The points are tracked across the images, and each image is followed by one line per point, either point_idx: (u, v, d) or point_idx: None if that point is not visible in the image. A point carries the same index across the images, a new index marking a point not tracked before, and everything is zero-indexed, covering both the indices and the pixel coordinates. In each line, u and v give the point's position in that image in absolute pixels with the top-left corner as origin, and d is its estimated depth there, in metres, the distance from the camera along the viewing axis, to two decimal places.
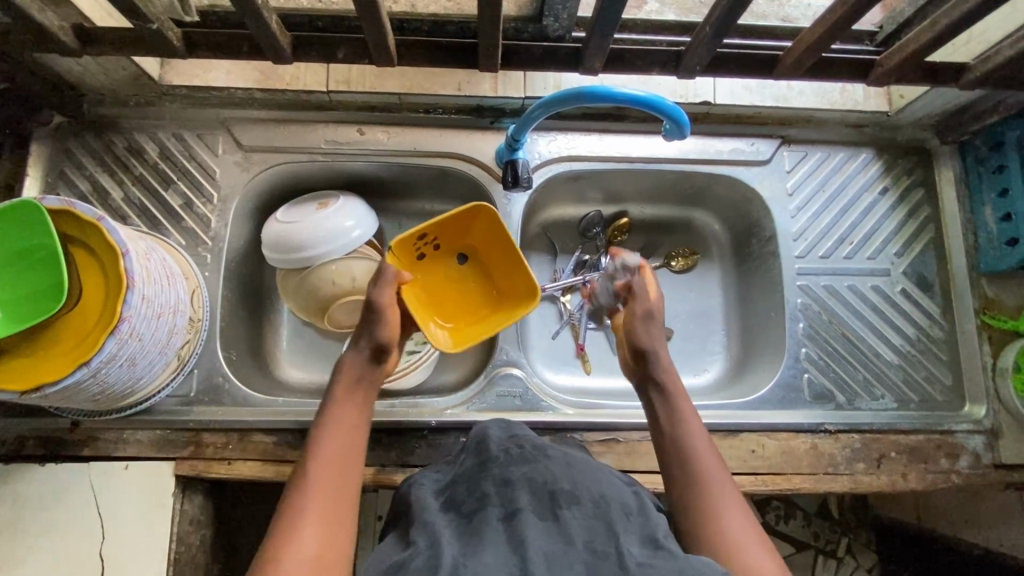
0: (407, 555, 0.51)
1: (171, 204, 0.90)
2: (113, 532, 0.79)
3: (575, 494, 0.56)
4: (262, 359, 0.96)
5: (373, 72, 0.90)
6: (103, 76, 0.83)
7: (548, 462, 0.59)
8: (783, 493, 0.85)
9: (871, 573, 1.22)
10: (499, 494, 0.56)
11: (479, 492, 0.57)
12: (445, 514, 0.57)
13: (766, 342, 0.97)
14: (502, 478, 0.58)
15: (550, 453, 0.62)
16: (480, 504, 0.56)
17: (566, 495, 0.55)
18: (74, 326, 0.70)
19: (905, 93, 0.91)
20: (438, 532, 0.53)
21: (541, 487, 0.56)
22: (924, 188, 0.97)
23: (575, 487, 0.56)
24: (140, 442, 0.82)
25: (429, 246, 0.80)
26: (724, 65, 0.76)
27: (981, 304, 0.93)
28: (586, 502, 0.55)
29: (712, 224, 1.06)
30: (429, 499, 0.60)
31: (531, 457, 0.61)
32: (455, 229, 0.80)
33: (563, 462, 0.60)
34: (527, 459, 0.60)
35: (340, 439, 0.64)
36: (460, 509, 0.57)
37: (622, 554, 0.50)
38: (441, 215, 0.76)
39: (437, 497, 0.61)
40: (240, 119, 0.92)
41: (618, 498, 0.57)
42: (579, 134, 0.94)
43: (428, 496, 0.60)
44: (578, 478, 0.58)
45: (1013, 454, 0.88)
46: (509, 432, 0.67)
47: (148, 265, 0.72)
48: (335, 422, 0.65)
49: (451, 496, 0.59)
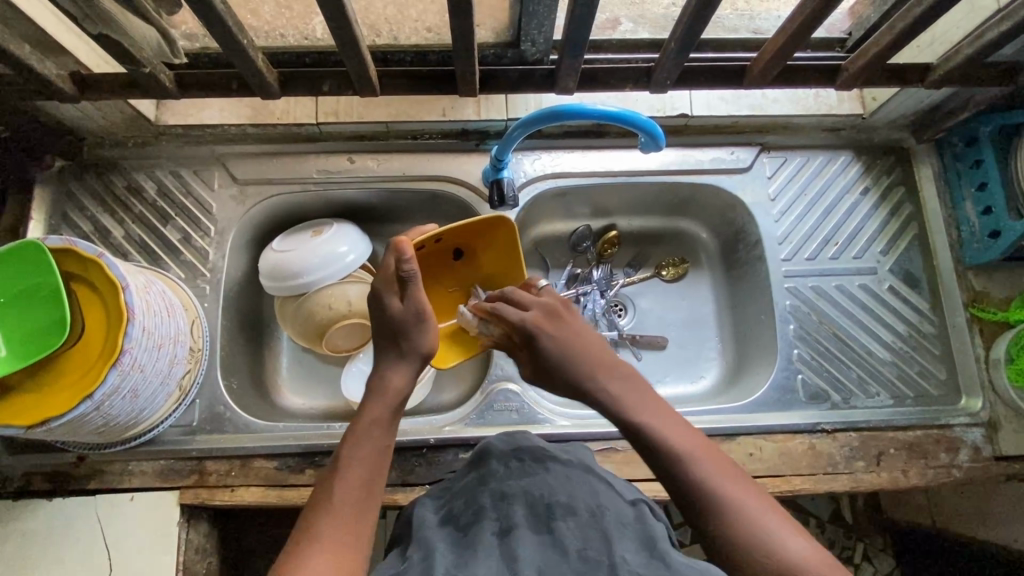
0: (403, 571, 0.52)
1: (170, 239, 0.93)
2: (121, 562, 0.80)
3: (571, 505, 0.56)
4: (265, 386, 0.98)
5: (360, 103, 0.93)
6: (101, 120, 0.87)
7: (547, 476, 0.61)
8: (783, 496, 0.85)
9: None
10: (495, 508, 0.57)
11: (476, 505, 0.58)
12: (443, 528, 0.57)
13: (759, 345, 0.98)
14: (499, 492, 0.59)
15: (549, 465, 0.63)
16: (475, 517, 0.57)
17: (562, 507, 0.56)
18: (77, 360, 0.72)
19: (877, 96, 0.94)
20: (433, 546, 0.54)
21: (538, 500, 0.57)
22: (904, 186, 0.98)
23: (571, 499, 0.57)
24: (145, 473, 0.83)
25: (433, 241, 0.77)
26: (695, 78, 0.79)
27: (970, 297, 0.94)
28: (581, 511, 0.55)
29: (699, 232, 1.09)
30: (428, 516, 0.60)
31: (531, 470, 0.62)
32: (469, 233, 0.78)
33: (562, 477, 0.61)
34: (526, 473, 0.62)
35: (369, 463, 0.63)
36: (458, 522, 0.58)
37: (614, 564, 0.50)
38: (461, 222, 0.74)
39: (436, 513, 0.61)
40: (234, 154, 0.95)
41: (615, 509, 0.57)
42: (563, 152, 0.97)
43: (427, 512, 0.61)
44: (574, 491, 0.58)
45: (1012, 445, 0.88)
46: (512, 444, 0.69)
47: (147, 297, 0.75)
48: (367, 443, 0.64)
49: (449, 512, 0.60)
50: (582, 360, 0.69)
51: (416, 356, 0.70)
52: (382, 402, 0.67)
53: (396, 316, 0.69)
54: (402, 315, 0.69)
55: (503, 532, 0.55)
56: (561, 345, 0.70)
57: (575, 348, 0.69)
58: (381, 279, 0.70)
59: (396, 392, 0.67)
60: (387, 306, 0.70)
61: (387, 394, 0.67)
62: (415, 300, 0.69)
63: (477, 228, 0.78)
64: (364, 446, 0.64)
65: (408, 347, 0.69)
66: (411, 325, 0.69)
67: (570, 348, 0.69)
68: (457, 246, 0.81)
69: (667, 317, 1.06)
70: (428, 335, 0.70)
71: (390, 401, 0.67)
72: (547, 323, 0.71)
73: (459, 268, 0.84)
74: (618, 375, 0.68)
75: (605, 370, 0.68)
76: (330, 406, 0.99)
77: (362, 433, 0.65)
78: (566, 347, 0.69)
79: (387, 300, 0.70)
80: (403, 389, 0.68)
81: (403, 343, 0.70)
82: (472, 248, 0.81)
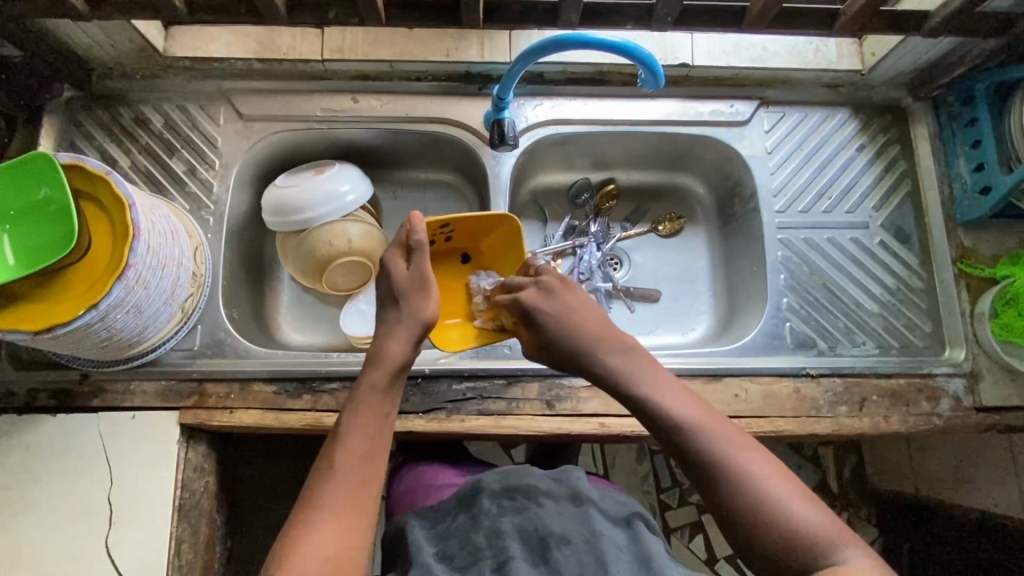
0: None
1: (175, 171, 0.94)
2: (122, 476, 0.82)
3: (565, 536, 0.69)
4: (265, 322, 1.00)
5: (366, 41, 0.94)
6: (111, 48, 0.88)
7: (540, 509, 0.73)
8: (767, 436, 0.87)
9: (872, 545, 1.29)
10: (490, 544, 0.69)
11: (473, 546, 0.70)
12: (441, 566, 0.69)
13: (750, 295, 1.00)
14: (492, 529, 0.70)
15: (540, 501, 0.74)
16: (473, 557, 0.68)
17: (555, 538, 0.68)
18: (83, 274, 0.74)
19: (877, 51, 0.95)
20: None
21: (532, 535, 0.69)
22: (900, 145, 1.00)
23: (563, 530, 0.70)
24: (146, 393, 0.85)
25: (442, 236, 0.83)
26: (695, 18, 0.80)
27: (959, 254, 0.95)
28: (576, 541, 0.68)
29: (697, 188, 1.10)
30: (426, 551, 0.71)
31: (523, 506, 0.74)
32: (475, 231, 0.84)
33: (552, 510, 0.73)
34: (518, 509, 0.73)
35: (369, 433, 0.66)
36: (454, 562, 0.69)
37: None
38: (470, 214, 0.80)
39: (433, 547, 0.73)
40: (240, 90, 0.96)
41: (608, 534, 0.69)
42: (565, 99, 0.98)
43: (423, 544, 0.73)
44: (565, 521, 0.71)
45: (992, 396, 0.90)
46: (501, 479, 0.78)
47: (153, 218, 0.77)
48: (367, 413, 0.67)
49: (443, 547, 0.72)
50: (577, 338, 0.72)
51: (416, 323, 0.73)
52: (381, 371, 0.69)
53: (398, 279, 0.74)
54: (405, 279, 0.74)
55: (500, 566, 0.67)
56: (557, 318, 0.73)
57: (573, 324, 0.73)
58: (392, 251, 0.76)
59: (396, 359, 0.70)
60: (393, 270, 0.75)
61: (385, 363, 0.70)
62: (418, 267, 0.74)
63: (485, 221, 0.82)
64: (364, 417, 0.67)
65: (407, 311, 0.73)
66: (415, 292, 0.74)
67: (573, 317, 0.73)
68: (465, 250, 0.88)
69: (662, 271, 1.08)
70: (433, 303, 0.74)
71: (388, 370, 0.69)
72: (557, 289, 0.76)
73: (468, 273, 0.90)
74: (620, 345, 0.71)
75: (608, 346, 0.71)
76: (329, 342, 1.02)
77: (362, 404, 0.67)
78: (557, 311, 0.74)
79: (392, 265, 0.75)
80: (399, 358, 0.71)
81: (402, 308, 0.73)
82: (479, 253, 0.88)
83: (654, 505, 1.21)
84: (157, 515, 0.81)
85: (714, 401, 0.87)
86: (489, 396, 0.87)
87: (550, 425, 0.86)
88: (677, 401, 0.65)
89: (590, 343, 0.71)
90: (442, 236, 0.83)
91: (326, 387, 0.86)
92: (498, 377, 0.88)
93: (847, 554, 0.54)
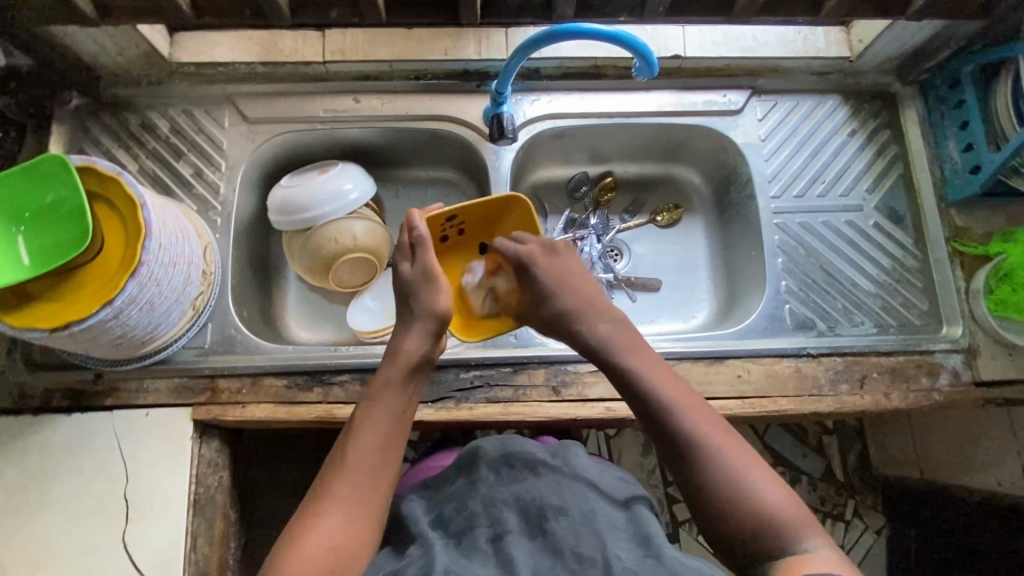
0: (402, 564, 0.66)
1: (183, 174, 0.96)
2: (137, 473, 0.83)
3: (562, 508, 0.70)
4: (274, 321, 1.02)
5: (366, 42, 0.96)
6: (118, 55, 0.91)
7: (537, 480, 0.75)
8: (771, 416, 0.88)
9: (880, 533, 1.32)
10: (486, 513, 0.71)
11: (469, 512, 0.71)
12: (435, 531, 0.71)
13: (749, 280, 1.02)
14: (490, 498, 0.72)
15: (538, 472, 0.76)
16: (469, 524, 0.70)
17: (552, 509, 0.70)
18: (97, 273, 0.76)
19: (864, 38, 0.97)
20: (432, 544, 0.67)
21: (530, 505, 0.71)
22: (890, 129, 1.02)
23: (560, 501, 0.71)
24: (159, 390, 0.87)
25: (455, 230, 0.82)
26: (686, 9, 0.82)
27: (952, 233, 0.97)
28: (573, 514, 0.69)
29: (693, 178, 1.12)
30: (421, 517, 0.73)
31: (521, 476, 0.76)
32: (485, 218, 0.81)
33: (550, 482, 0.74)
34: (516, 479, 0.75)
35: (384, 428, 0.68)
36: (449, 527, 0.71)
37: (610, 560, 0.63)
38: (474, 201, 0.78)
39: (427, 513, 0.75)
40: (244, 93, 0.98)
41: (606, 512, 0.71)
42: (561, 94, 1.00)
43: (419, 513, 0.74)
44: (564, 494, 0.72)
45: (991, 371, 0.91)
46: (499, 447, 0.80)
47: (164, 217, 0.78)
48: (384, 407, 0.69)
49: (438, 514, 0.74)
50: (569, 301, 0.75)
51: (430, 319, 0.73)
52: (398, 367, 0.71)
53: (406, 278, 0.75)
54: (413, 276, 0.74)
55: (496, 536, 0.68)
56: (556, 280, 0.75)
57: (569, 287, 0.75)
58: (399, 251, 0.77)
59: (410, 354, 0.71)
60: (401, 270, 0.75)
61: (402, 362, 0.71)
62: (422, 263, 0.74)
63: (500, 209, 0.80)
64: (380, 411, 0.69)
65: (417, 307, 0.73)
66: (422, 286, 0.73)
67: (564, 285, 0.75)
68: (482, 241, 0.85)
69: (662, 260, 1.10)
70: (445, 295, 0.74)
71: (404, 367, 0.71)
72: (546, 254, 0.77)
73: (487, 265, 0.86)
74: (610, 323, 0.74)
75: (595, 315, 0.74)
76: (337, 339, 1.03)
77: (379, 399, 0.70)
78: (553, 282, 0.75)
79: (402, 266, 0.75)
80: (416, 354, 0.72)
81: (415, 306, 0.74)
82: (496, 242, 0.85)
83: (662, 497, 1.22)
84: (173, 510, 0.83)
85: (718, 383, 0.89)
86: (496, 384, 0.88)
87: (557, 411, 0.87)
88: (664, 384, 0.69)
89: (577, 311, 0.74)
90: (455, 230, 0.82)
91: (336, 380, 0.88)
92: (505, 365, 0.89)
93: (811, 541, 0.59)
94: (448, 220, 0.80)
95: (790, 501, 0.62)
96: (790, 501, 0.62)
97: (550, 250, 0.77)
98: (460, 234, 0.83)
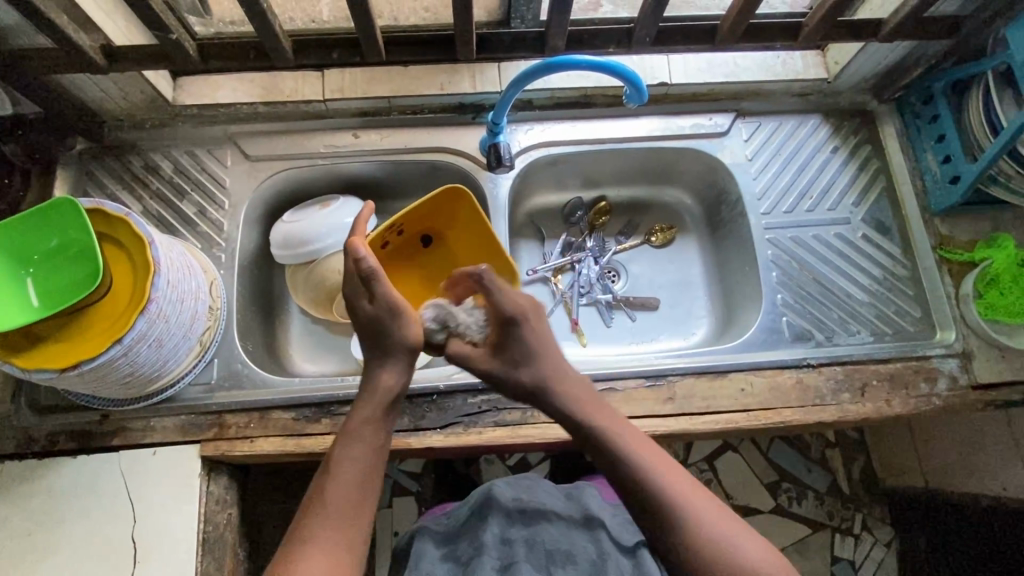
0: None
1: (186, 213, 0.98)
2: (144, 514, 0.82)
3: (571, 554, 0.74)
4: (279, 355, 1.02)
5: (364, 80, 1.00)
6: (123, 100, 0.93)
7: (547, 526, 0.77)
8: (776, 427, 0.90)
9: (891, 547, 1.31)
10: (497, 549, 0.74)
11: (480, 545, 0.75)
12: (447, 565, 0.75)
13: (745, 296, 1.04)
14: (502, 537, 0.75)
15: (548, 515, 0.79)
16: (477, 554, 0.73)
17: (563, 556, 0.74)
18: (106, 312, 0.77)
19: (839, 60, 1.02)
20: None
21: (539, 547, 0.75)
22: (870, 145, 1.06)
23: (570, 546, 0.75)
24: (167, 428, 0.87)
25: (394, 233, 0.88)
26: (671, 37, 0.87)
27: (937, 241, 1.00)
28: (581, 561, 0.74)
29: (684, 199, 1.16)
30: (431, 550, 0.77)
31: (532, 519, 0.78)
32: (428, 218, 0.89)
33: (561, 526, 0.78)
34: (527, 523, 0.78)
35: (357, 470, 0.65)
36: (460, 560, 0.75)
37: None
38: (415, 203, 0.85)
39: (437, 547, 0.78)
40: (246, 133, 1.01)
41: (614, 559, 0.74)
42: (553, 123, 1.04)
43: (432, 548, 0.77)
44: (574, 538, 0.76)
45: (986, 373, 0.93)
46: (512, 489, 0.81)
47: (171, 255, 0.79)
48: (359, 446, 0.66)
49: (451, 548, 0.77)
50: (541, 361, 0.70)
51: (401, 351, 0.69)
52: (374, 403, 0.68)
53: (368, 316, 0.69)
54: (376, 313, 0.69)
55: (504, 568, 0.72)
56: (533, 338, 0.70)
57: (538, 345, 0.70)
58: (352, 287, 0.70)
59: (383, 390, 0.68)
60: (360, 308, 0.69)
61: (377, 394, 0.68)
62: (383, 299, 0.67)
63: (434, 211, 0.88)
64: (353, 449, 0.66)
65: (392, 344, 0.69)
66: (387, 320, 0.68)
67: (542, 338, 0.71)
68: (426, 234, 0.92)
69: (658, 279, 1.12)
70: (410, 326, 0.69)
71: (381, 400, 0.68)
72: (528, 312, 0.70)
73: (436, 255, 0.93)
74: (571, 377, 0.70)
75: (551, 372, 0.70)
76: (342, 370, 1.04)
77: (355, 435, 0.67)
78: (535, 344, 0.70)
79: (359, 302, 0.70)
80: (392, 388, 0.69)
81: (384, 341, 0.69)
82: (440, 230, 0.92)
83: None
84: (181, 551, 0.81)
85: (722, 397, 0.90)
86: (504, 408, 0.89)
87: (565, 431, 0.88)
88: (624, 437, 0.66)
89: (541, 376, 0.69)
90: (392, 235, 0.88)
91: (344, 411, 0.88)
92: None
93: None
94: (390, 229, 0.86)
95: (769, 549, 0.62)
96: (769, 549, 0.62)
97: (536, 308, 0.72)
98: (402, 234, 0.89)
